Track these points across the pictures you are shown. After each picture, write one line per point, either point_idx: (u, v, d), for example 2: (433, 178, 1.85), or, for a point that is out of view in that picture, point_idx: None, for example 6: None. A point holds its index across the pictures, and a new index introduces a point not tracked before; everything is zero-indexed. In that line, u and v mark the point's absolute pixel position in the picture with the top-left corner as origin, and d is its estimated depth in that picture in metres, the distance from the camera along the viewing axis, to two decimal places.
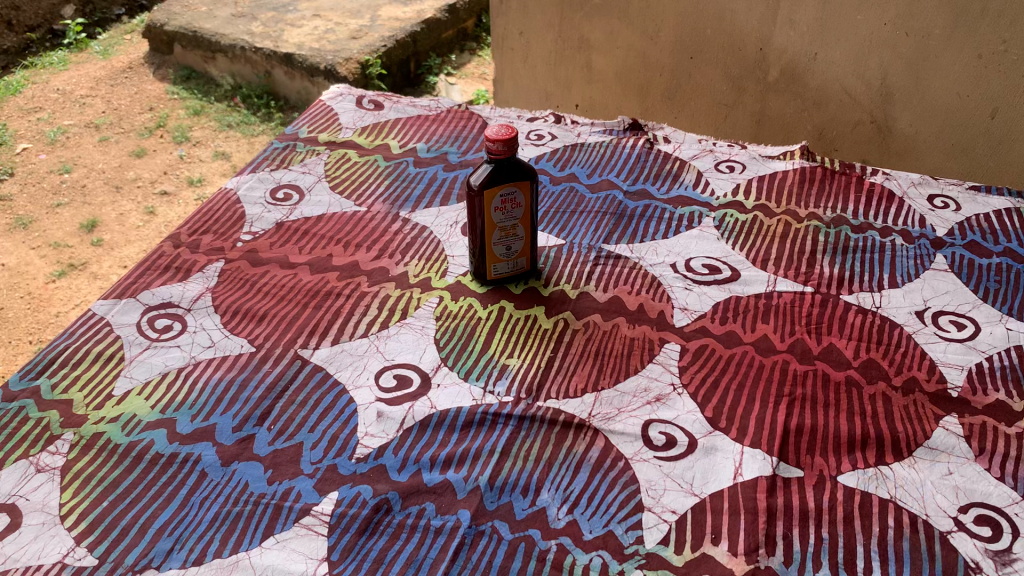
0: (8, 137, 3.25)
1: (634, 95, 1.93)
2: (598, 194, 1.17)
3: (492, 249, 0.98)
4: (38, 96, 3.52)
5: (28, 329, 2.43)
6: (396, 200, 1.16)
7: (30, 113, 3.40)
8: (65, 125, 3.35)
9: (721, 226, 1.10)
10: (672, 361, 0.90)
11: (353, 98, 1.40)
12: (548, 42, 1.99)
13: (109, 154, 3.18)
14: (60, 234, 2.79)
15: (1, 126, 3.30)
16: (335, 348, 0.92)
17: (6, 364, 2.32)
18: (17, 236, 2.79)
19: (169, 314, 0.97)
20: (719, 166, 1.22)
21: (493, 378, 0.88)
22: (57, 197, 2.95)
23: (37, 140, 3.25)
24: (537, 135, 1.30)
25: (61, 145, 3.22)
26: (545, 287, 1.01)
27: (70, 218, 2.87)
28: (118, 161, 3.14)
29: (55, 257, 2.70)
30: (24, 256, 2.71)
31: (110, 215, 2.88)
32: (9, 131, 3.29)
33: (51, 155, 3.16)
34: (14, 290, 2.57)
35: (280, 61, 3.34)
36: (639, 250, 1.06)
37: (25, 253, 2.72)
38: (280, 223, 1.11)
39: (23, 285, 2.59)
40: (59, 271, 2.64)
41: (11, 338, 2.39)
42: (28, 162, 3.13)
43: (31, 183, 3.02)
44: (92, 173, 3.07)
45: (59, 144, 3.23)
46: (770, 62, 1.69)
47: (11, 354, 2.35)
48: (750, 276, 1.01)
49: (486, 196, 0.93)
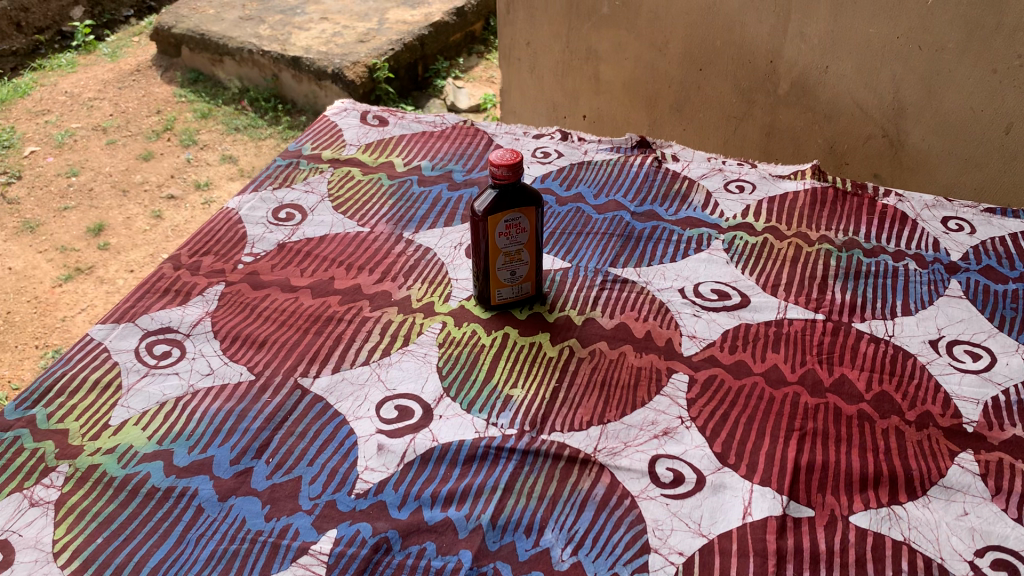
0: (16, 140, 3.24)
1: (643, 107, 1.91)
2: (606, 215, 1.15)
3: (496, 274, 0.96)
4: (47, 99, 3.51)
5: (35, 334, 2.43)
6: (400, 221, 1.14)
7: (38, 116, 3.40)
8: (73, 127, 3.34)
9: (730, 249, 1.08)
10: (679, 393, 0.88)
11: (358, 114, 1.38)
12: (556, 52, 1.97)
13: (117, 157, 3.17)
14: (67, 238, 2.78)
15: (9, 129, 3.30)
16: (336, 377, 0.91)
17: (13, 368, 2.31)
18: (24, 239, 2.78)
19: (168, 339, 0.96)
20: (728, 186, 1.20)
21: (496, 409, 0.87)
22: (64, 201, 2.94)
23: (45, 143, 3.24)
24: (544, 153, 1.28)
25: (69, 147, 3.22)
26: (550, 312, 0.99)
27: (76, 221, 2.86)
28: (125, 164, 3.13)
29: (61, 261, 2.69)
30: (30, 260, 2.70)
31: (117, 219, 2.87)
32: (17, 134, 3.29)
33: (59, 159, 3.16)
34: (21, 294, 2.56)
35: (287, 64, 3.32)
36: (647, 274, 1.04)
37: (32, 257, 2.71)
38: (282, 244, 1.10)
39: (29, 289, 2.58)
40: (66, 275, 2.63)
41: (17, 343, 2.39)
42: (35, 165, 3.12)
43: (39, 186, 3.02)
44: (99, 177, 3.06)
45: (66, 147, 3.22)
46: (780, 75, 1.67)
47: (18, 358, 2.34)
48: (760, 303, 0.99)
49: (490, 221, 0.91)
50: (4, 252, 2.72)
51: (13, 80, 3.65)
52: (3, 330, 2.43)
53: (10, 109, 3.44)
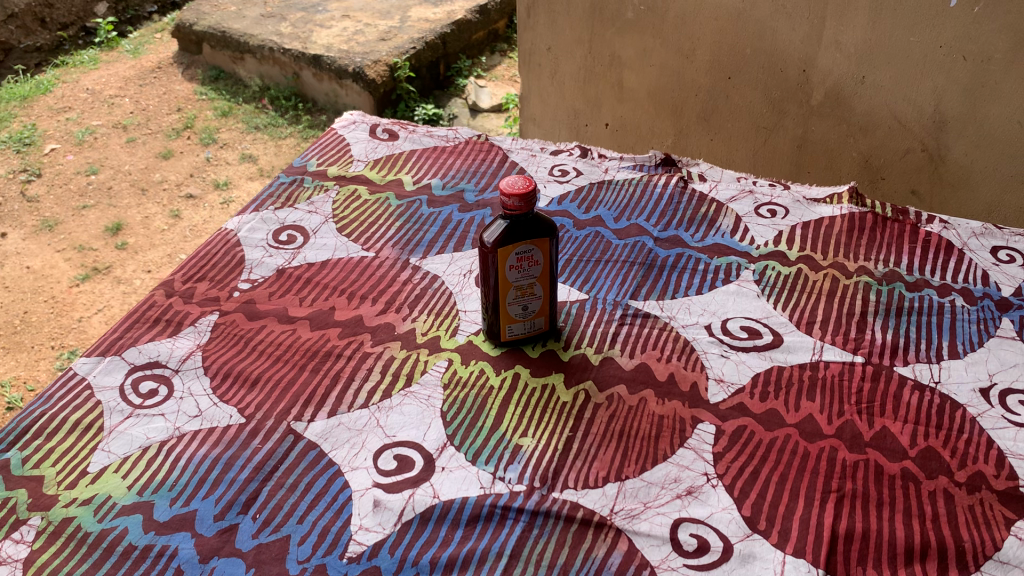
0: (36, 137, 3.21)
1: (668, 116, 1.83)
2: (626, 240, 1.08)
3: (506, 309, 0.89)
4: (68, 95, 3.48)
5: (51, 334, 2.39)
6: (407, 245, 1.07)
7: (59, 113, 3.36)
8: (94, 124, 3.30)
9: (761, 281, 1.00)
10: (705, 446, 0.80)
11: (367, 127, 1.32)
12: (578, 58, 1.89)
13: (136, 156, 3.13)
14: (86, 237, 2.74)
15: (30, 126, 3.27)
16: (332, 421, 0.84)
17: (29, 369, 2.28)
18: (43, 238, 2.75)
19: (155, 375, 0.90)
20: (759, 210, 1.12)
21: (503, 462, 0.79)
22: (83, 199, 2.91)
23: (65, 140, 3.21)
24: (561, 172, 1.21)
25: (89, 145, 3.18)
26: (565, 350, 0.92)
27: (95, 220, 2.82)
28: (144, 163, 3.09)
29: (80, 260, 2.65)
30: (49, 259, 2.66)
31: (135, 218, 2.83)
32: (37, 131, 3.25)
33: (79, 156, 3.12)
34: (38, 294, 2.53)
35: (308, 62, 3.26)
36: (671, 307, 0.96)
37: (50, 256, 2.68)
38: (281, 269, 1.03)
39: (47, 289, 2.55)
40: (83, 275, 2.59)
41: (33, 343, 2.36)
42: (54, 163, 3.08)
43: (58, 184, 2.98)
44: (119, 175, 3.02)
45: (86, 145, 3.18)
46: (813, 84, 1.58)
47: (34, 359, 2.31)
48: (793, 342, 0.91)
49: (500, 253, 0.84)
50: (22, 251, 2.69)
51: (36, 76, 3.62)
52: (20, 330, 2.41)
53: (31, 106, 3.40)
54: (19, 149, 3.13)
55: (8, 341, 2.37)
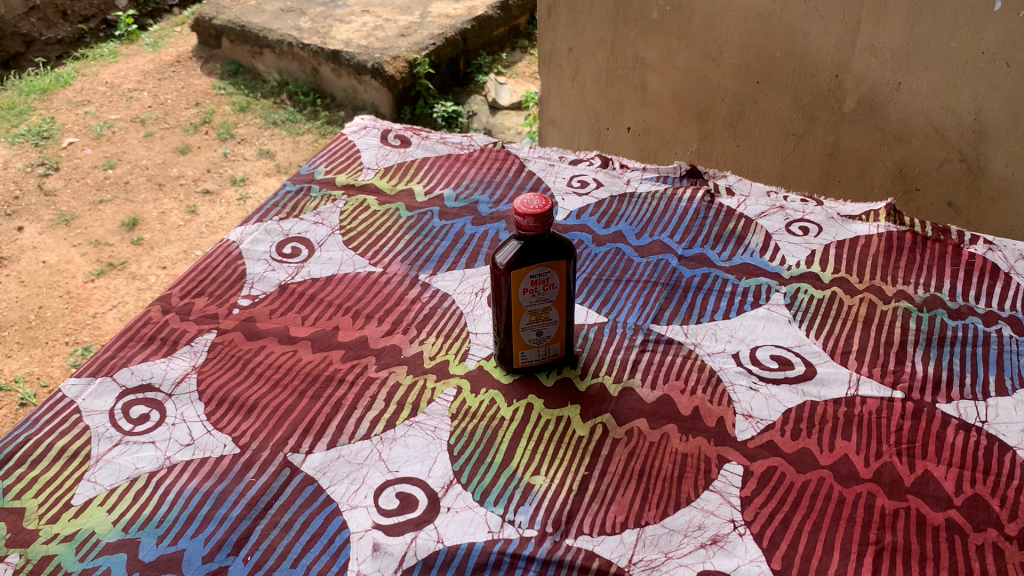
0: (54, 131, 3.18)
1: (693, 121, 1.76)
2: (649, 258, 1.02)
3: (520, 335, 0.83)
4: (87, 89, 3.44)
5: (66, 330, 2.37)
6: (417, 260, 1.02)
7: (78, 106, 3.33)
8: (112, 118, 3.27)
9: (792, 305, 0.94)
10: (732, 489, 0.74)
11: (378, 133, 1.26)
12: (600, 60, 1.83)
13: (154, 150, 3.09)
14: (101, 232, 2.71)
15: (49, 119, 3.24)
16: (331, 454, 0.79)
17: (43, 365, 2.25)
18: (59, 232, 2.72)
19: (147, 399, 0.85)
20: (790, 226, 1.06)
21: (513, 503, 0.74)
22: (99, 193, 2.87)
23: (83, 134, 3.17)
24: (580, 183, 1.16)
25: (107, 139, 3.14)
26: (581, 378, 0.86)
27: (111, 215, 2.78)
28: (161, 157, 3.06)
29: (95, 255, 2.62)
30: (64, 254, 2.63)
31: (151, 213, 2.80)
32: (56, 124, 3.22)
33: (96, 150, 3.08)
34: (54, 289, 2.50)
35: (326, 58, 3.21)
36: (696, 333, 0.90)
37: (66, 251, 2.64)
38: (284, 285, 0.98)
39: (62, 285, 2.52)
40: (99, 270, 2.56)
41: (47, 339, 2.33)
42: (72, 157, 3.05)
43: (75, 178, 2.95)
44: (136, 170, 2.99)
45: (104, 138, 3.14)
46: (846, 90, 1.51)
47: (47, 355, 2.29)
48: (826, 374, 0.85)
49: (513, 275, 0.79)
50: (39, 246, 2.66)
51: (56, 69, 3.60)
52: (34, 325, 2.38)
53: (50, 99, 3.38)
54: (37, 142, 3.10)
55: (23, 337, 2.35)
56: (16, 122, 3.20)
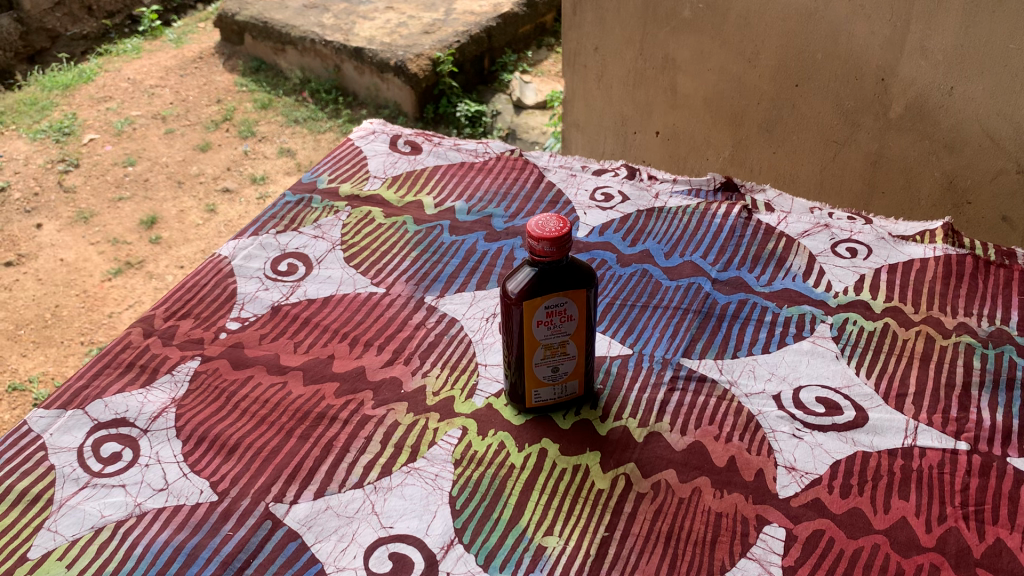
0: (76, 127, 3.12)
1: (726, 125, 1.66)
2: (678, 282, 0.92)
3: (533, 371, 0.74)
4: (109, 84, 3.38)
5: (82, 330, 2.31)
6: (423, 280, 0.93)
7: (100, 102, 3.27)
8: (133, 115, 3.21)
9: (840, 338, 0.84)
10: (773, 557, 0.65)
11: (388, 138, 1.18)
12: (627, 60, 1.73)
13: (174, 148, 3.03)
14: (120, 230, 2.64)
15: (70, 115, 3.18)
16: (319, 505, 0.70)
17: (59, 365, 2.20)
18: (77, 230, 2.66)
19: (119, 436, 0.77)
20: (836, 248, 0.96)
21: (521, 569, 0.65)
22: (119, 190, 2.81)
23: (104, 130, 3.11)
24: (605, 196, 1.06)
25: (128, 136, 3.08)
26: (602, 421, 0.76)
27: (130, 212, 2.72)
28: (182, 155, 3.00)
29: (113, 254, 2.56)
30: (82, 252, 2.58)
31: (170, 211, 2.73)
32: (77, 120, 3.16)
33: (117, 147, 3.02)
34: (70, 287, 2.44)
35: (349, 55, 3.13)
36: (732, 369, 0.81)
37: (84, 248, 2.59)
38: (277, 306, 0.90)
39: (79, 283, 2.46)
40: (116, 269, 2.49)
41: (62, 338, 2.28)
42: (92, 153, 2.99)
43: (95, 174, 2.89)
44: (156, 167, 2.92)
45: (125, 135, 3.08)
46: (892, 95, 1.40)
47: (63, 355, 2.23)
48: (879, 421, 0.75)
49: (527, 306, 0.70)
50: (57, 243, 2.61)
51: (80, 64, 3.54)
52: (50, 324, 2.33)
53: (73, 95, 3.32)
54: (58, 138, 3.04)
55: (39, 336, 2.29)
56: (38, 117, 3.15)
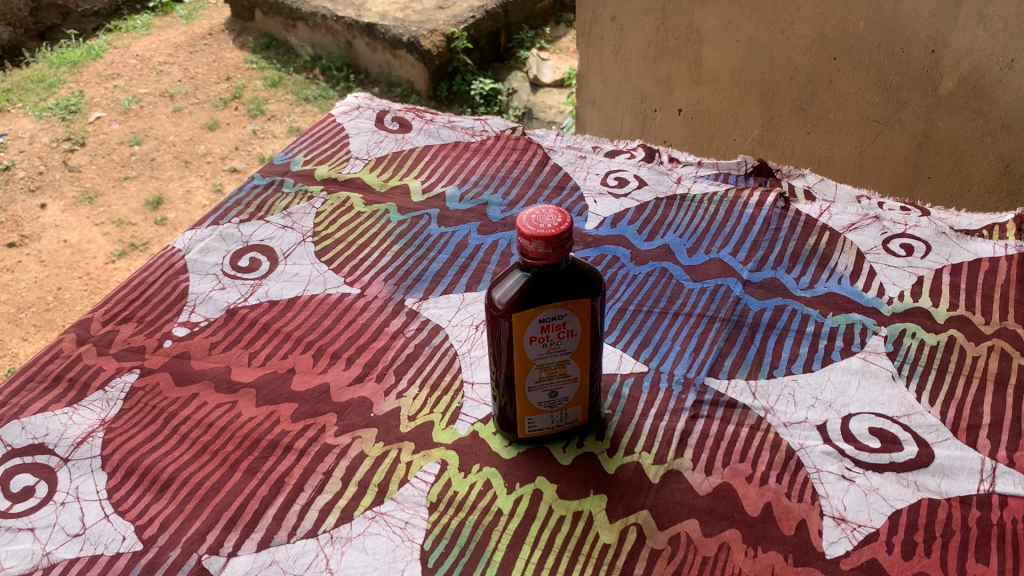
0: (82, 105, 3.00)
1: (755, 102, 1.50)
2: (703, 284, 0.79)
3: (526, 397, 0.61)
4: (118, 61, 3.26)
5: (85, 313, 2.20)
6: (404, 280, 0.80)
7: (108, 79, 3.15)
8: (140, 93, 3.08)
9: (897, 354, 0.70)
10: None
11: (374, 114, 1.05)
12: (647, 30, 1.58)
13: (181, 127, 2.91)
14: (125, 211, 2.53)
15: (77, 92, 3.06)
16: (262, 558, 0.57)
17: None
18: (81, 210, 2.54)
19: (34, 467, 0.64)
20: (890, 244, 0.82)
21: None
22: (125, 170, 2.69)
23: (111, 108, 2.99)
24: (618, 181, 0.93)
25: (134, 114, 2.96)
26: (609, 455, 0.63)
27: (136, 192, 2.61)
28: (189, 134, 2.87)
29: (117, 235, 2.44)
30: (86, 233, 2.46)
31: (177, 192, 2.62)
32: (84, 98, 3.04)
33: (123, 125, 2.90)
34: (73, 270, 2.33)
35: (361, 31, 2.99)
36: (766, 393, 0.67)
37: (88, 229, 2.47)
38: (232, 309, 0.77)
39: (82, 265, 2.35)
40: (120, 251, 2.38)
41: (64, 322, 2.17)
42: (98, 132, 2.87)
43: (101, 154, 2.77)
44: (162, 147, 2.80)
45: (132, 113, 2.96)
46: (944, 69, 1.22)
47: None
48: (948, 459, 0.62)
49: (517, 319, 0.57)
50: (61, 224, 2.49)
51: (88, 40, 3.42)
52: (52, 308, 2.22)
53: (80, 72, 3.19)
54: (64, 116, 2.92)
55: (40, 320, 2.19)
56: (44, 95, 3.03)
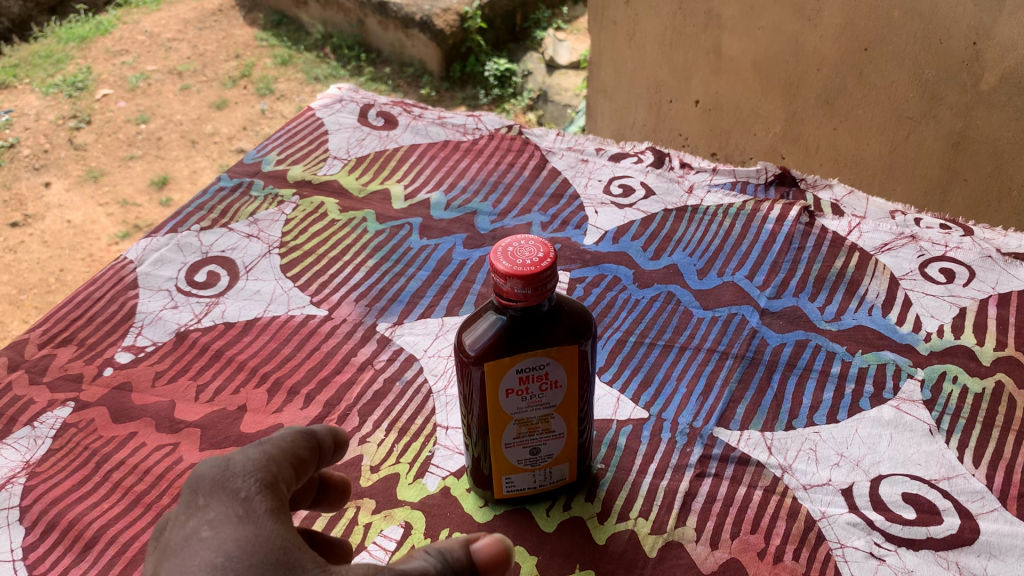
0: (89, 81, 2.91)
1: (778, 94, 1.39)
2: (714, 312, 0.70)
3: (503, 455, 0.52)
4: (126, 37, 3.17)
5: None
6: (378, 301, 0.71)
7: (115, 56, 3.06)
8: (148, 70, 2.99)
9: (937, 403, 0.61)
10: None
11: (357, 108, 0.96)
12: (664, 15, 1.48)
13: (189, 105, 2.83)
14: (130, 191, 2.45)
15: (84, 68, 2.97)
16: None
17: None
18: (86, 189, 2.46)
19: None
20: (928, 268, 0.72)
21: None
22: (130, 149, 2.61)
23: (117, 86, 2.90)
24: (623, 188, 0.84)
25: (141, 92, 2.88)
26: (599, 522, 0.54)
27: (140, 172, 2.53)
28: (196, 113, 2.78)
29: (122, 216, 2.36)
30: (90, 213, 2.37)
31: (183, 172, 2.54)
32: (91, 74, 2.96)
33: (130, 103, 2.82)
34: (76, 251, 2.25)
35: (373, 9, 2.88)
36: (784, 448, 0.58)
37: (92, 209, 2.39)
38: (183, 332, 0.69)
39: (85, 247, 2.26)
40: (124, 232, 2.30)
41: None
42: (105, 110, 2.79)
43: (106, 132, 2.68)
44: (169, 125, 2.72)
45: (139, 91, 2.88)
46: (986, 64, 1.11)
47: None
48: (996, 536, 0.52)
49: (490, 367, 0.48)
50: (64, 204, 2.41)
51: (98, 15, 3.33)
52: (54, 290, 2.13)
53: (89, 47, 3.11)
54: (70, 93, 2.84)
55: (41, 302, 2.10)
56: (52, 70, 2.95)
